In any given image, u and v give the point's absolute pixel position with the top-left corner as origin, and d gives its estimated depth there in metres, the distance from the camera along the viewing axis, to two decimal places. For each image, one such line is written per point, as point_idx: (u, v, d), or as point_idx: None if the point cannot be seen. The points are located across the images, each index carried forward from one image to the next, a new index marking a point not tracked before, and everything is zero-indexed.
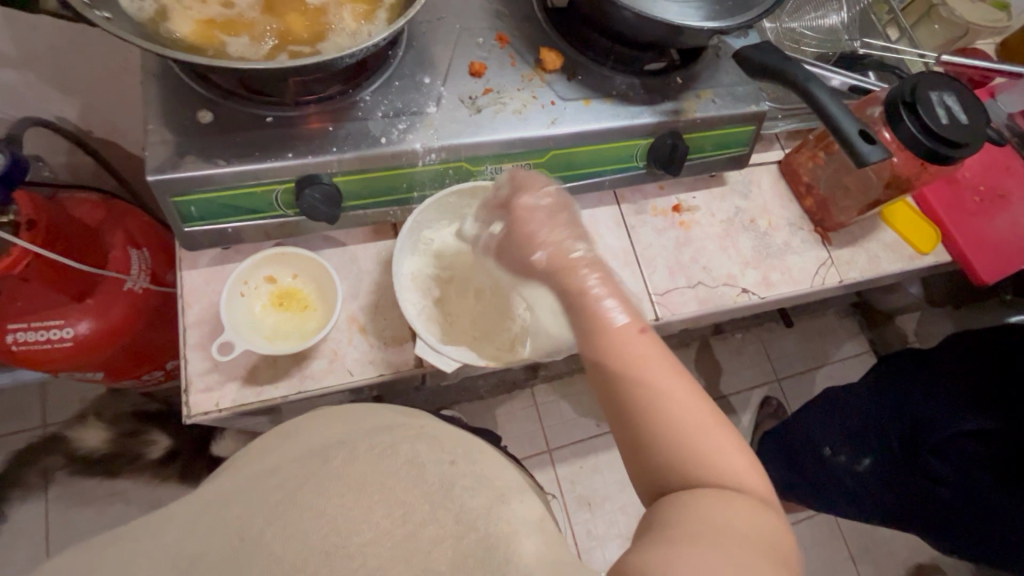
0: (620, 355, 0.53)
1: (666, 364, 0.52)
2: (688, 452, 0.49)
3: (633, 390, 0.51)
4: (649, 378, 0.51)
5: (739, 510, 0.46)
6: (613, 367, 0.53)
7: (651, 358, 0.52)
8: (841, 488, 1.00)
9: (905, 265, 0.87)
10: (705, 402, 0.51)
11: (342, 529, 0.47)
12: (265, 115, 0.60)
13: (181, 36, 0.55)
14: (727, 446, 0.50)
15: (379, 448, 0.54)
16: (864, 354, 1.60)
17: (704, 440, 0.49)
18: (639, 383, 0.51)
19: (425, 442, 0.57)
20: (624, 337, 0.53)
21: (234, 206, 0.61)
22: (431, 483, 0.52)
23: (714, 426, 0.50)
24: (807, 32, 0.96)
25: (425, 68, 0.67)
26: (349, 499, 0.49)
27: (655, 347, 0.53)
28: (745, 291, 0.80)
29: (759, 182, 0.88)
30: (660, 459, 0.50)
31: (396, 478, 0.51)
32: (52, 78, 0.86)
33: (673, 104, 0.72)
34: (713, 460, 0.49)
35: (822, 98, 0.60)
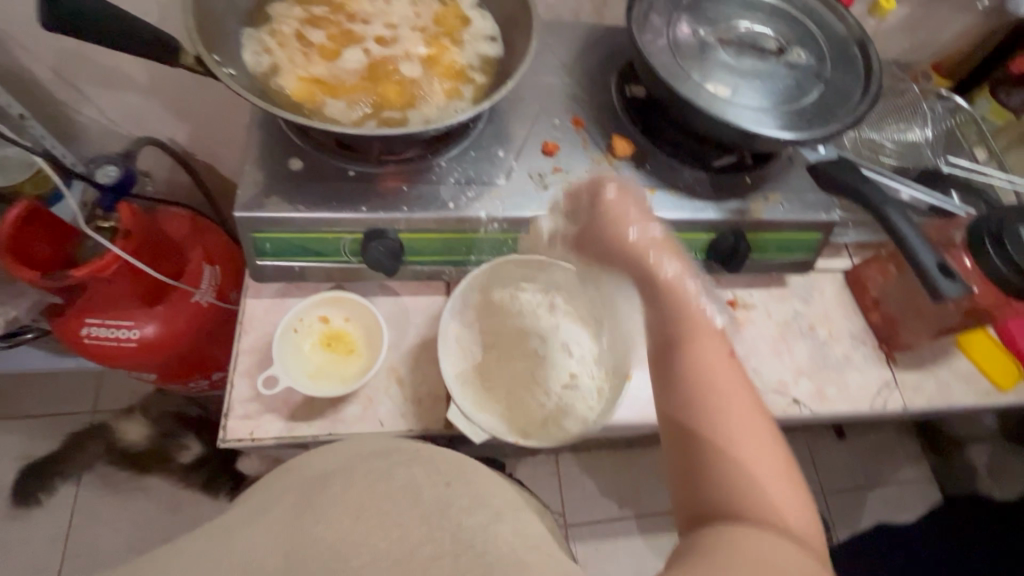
0: (702, 369, 0.50)
1: (747, 390, 0.49)
2: (743, 476, 0.45)
3: (708, 399, 0.48)
4: (725, 398, 0.48)
5: (793, 557, 0.41)
6: (689, 375, 0.50)
7: (734, 381, 0.50)
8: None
9: (979, 399, 0.80)
10: (776, 443, 0.48)
11: (336, 555, 0.46)
12: (348, 169, 0.65)
13: (288, 93, 0.60)
14: (789, 493, 0.45)
15: (374, 473, 0.54)
16: (927, 482, 1.45)
17: (766, 478, 0.45)
18: (712, 396, 0.48)
19: (421, 465, 0.56)
20: (713, 354, 0.51)
21: (304, 247, 0.64)
22: (426, 504, 0.51)
23: (779, 467, 0.46)
24: (887, 143, 0.94)
25: (501, 142, 0.70)
26: (344, 525, 0.48)
27: (739, 373, 0.50)
28: (796, 402, 0.76)
29: (822, 289, 0.84)
30: (710, 475, 0.46)
31: (389, 502, 0.50)
32: (172, 106, 0.96)
33: (739, 203, 0.72)
34: (771, 499, 0.44)
35: (898, 224, 0.58)
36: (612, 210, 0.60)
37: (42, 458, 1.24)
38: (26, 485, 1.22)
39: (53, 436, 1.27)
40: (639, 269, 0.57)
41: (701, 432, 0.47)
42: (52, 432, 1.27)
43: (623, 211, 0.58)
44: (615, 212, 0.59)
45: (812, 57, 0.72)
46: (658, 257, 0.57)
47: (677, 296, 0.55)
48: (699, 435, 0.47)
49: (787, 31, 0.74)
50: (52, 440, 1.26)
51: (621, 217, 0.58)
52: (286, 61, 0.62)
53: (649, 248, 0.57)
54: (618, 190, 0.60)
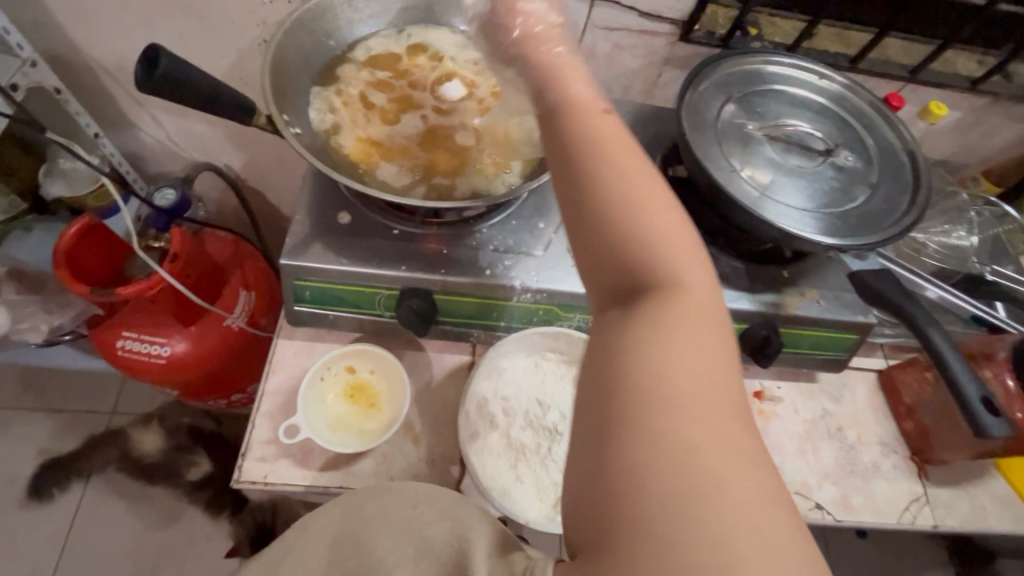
0: (586, 148, 0.42)
1: (625, 146, 0.42)
2: (638, 256, 0.39)
3: (603, 185, 0.40)
4: (603, 170, 0.41)
5: (693, 329, 0.38)
6: (567, 161, 0.43)
7: (620, 149, 0.42)
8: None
9: (1017, 527, 0.75)
10: (675, 207, 0.41)
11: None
12: (393, 227, 0.67)
13: (346, 151, 0.63)
14: (687, 247, 0.40)
15: (346, 502, 0.56)
16: None
17: (669, 250, 0.39)
18: (592, 178, 0.41)
19: (391, 493, 0.56)
20: (599, 125, 0.43)
21: (340, 297, 0.66)
22: (395, 525, 0.54)
23: (680, 232, 0.40)
24: (930, 244, 0.93)
25: (542, 213, 0.72)
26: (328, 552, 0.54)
27: (621, 134, 0.43)
28: (819, 507, 0.73)
29: (853, 388, 0.82)
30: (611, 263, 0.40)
31: (365, 529, 0.54)
32: (234, 136, 1.02)
33: (773, 297, 0.71)
34: (679, 274, 0.39)
35: (943, 345, 0.57)
36: (517, 17, 0.51)
37: (58, 455, 1.27)
38: (39, 481, 1.24)
39: (72, 434, 1.30)
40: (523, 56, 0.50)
41: (597, 226, 0.40)
42: (73, 431, 1.30)
43: (529, 21, 0.50)
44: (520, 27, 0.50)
45: (858, 160, 0.72)
46: (541, 45, 0.49)
47: (552, 61, 0.48)
48: (589, 230, 0.41)
49: (835, 132, 0.74)
50: (70, 438, 1.29)
51: (544, 41, 0.49)
52: (349, 120, 0.66)
53: (524, 41, 0.49)
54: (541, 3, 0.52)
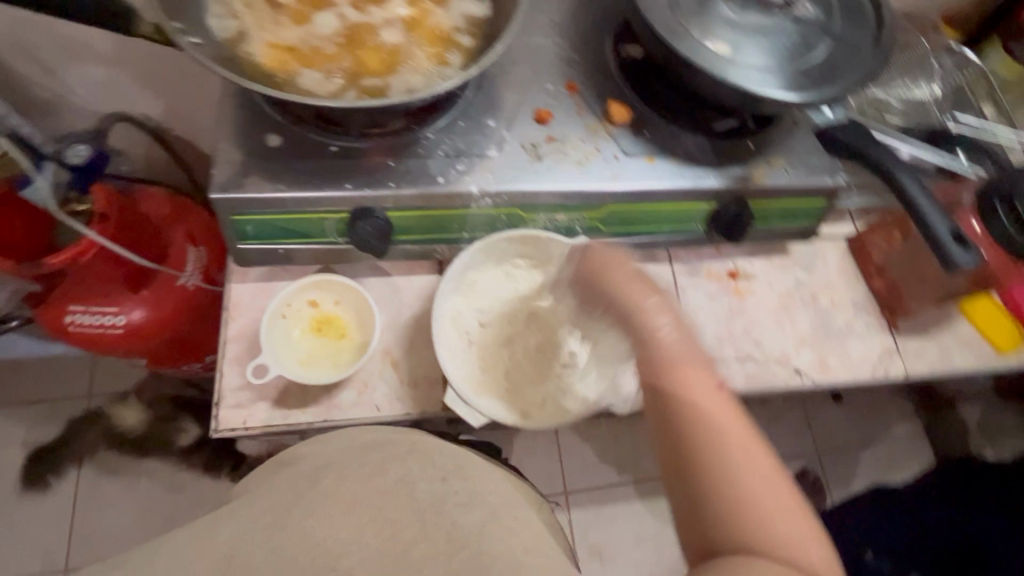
0: (685, 397, 0.48)
1: (743, 424, 0.47)
2: (745, 507, 0.43)
3: (704, 431, 0.46)
4: (715, 426, 0.46)
5: None
6: (674, 402, 0.49)
7: (726, 412, 0.47)
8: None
9: (981, 364, 0.79)
10: (773, 460, 0.46)
11: (331, 549, 0.49)
12: (329, 143, 0.61)
13: (258, 61, 0.56)
14: (803, 527, 0.43)
15: (367, 466, 0.56)
16: (919, 441, 1.48)
17: (763, 486, 0.44)
18: (702, 418, 0.47)
19: (416, 460, 0.58)
20: (697, 384, 0.49)
21: (287, 229, 0.61)
22: (421, 501, 0.54)
23: (782, 489, 0.44)
24: (893, 101, 0.90)
25: (491, 111, 0.66)
26: (338, 520, 0.52)
27: (725, 396, 0.49)
28: (798, 372, 0.75)
29: (825, 256, 0.82)
30: (717, 495, 0.44)
31: (385, 499, 0.54)
32: (142, 78, 0.91)
33: (741, 170, 0.69)
34: (789, 541, 0.42)
35: (912, 190, 0.56)
36: (603, 275, 0.57)
37: (40, 445, 1.24)
38: (27, 472, 1.22)
39: (48, 421, 1.26)
40: (623, 315, 0.56)
41: (695, 464, 0.45)
42: (50, 418, 1.26)
43: (613, 270, 0.57)
44: (602, 275, 0.57)
45: (818, 9, 0.67)
46: (643, 297, 0.55)
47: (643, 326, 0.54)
48: (688, 462, 0.46)
49: None
50: (49, 426, 1.25)
51: (608, 271, 0.57)
52: (256, 25, 0.57)
53: (625, 299, 0.55)
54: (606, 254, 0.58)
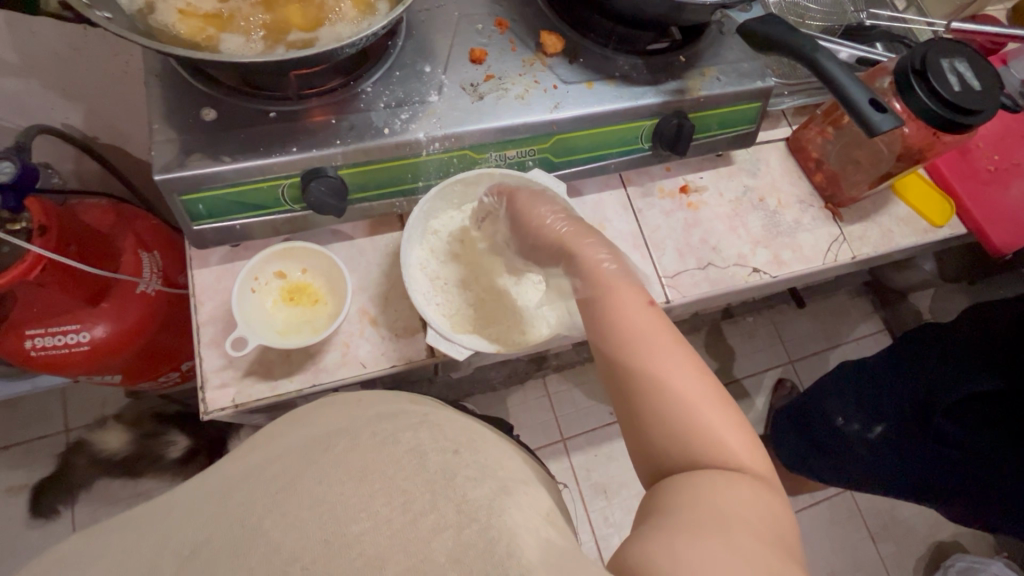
0: (621, 324, 0.54)
1: (671, 341, 0.52)
2: (684, 426, 0.49)
3: (637, 358, 0.52)
4: (648, 353, 0.51)
5: (740, 490, 0.45)
6: (613, 338, 0.54)
7: (660, 335, 0.53)
8: (844, 454, 1.01)
9: (919, 238, 0.86)
10: (699, 367, 0.51)
11: (342, 515, 0.44)
12: (268, 111, 0.60)
13: (173, 28, 0.53)
14: (731, 425, 0.49)
15: (380, 437, 0.52)
16: (879, 332, 1.59)
17: (707, 407, 0.49)
18: (636, 348, 0.52)
19: (428, 431, 0.55)
20: (631, 309, 0.54)
21: (240, 202, 0.61)
22: (433, 471, 0.49)
23: (706, 400, 0.50)
24: (811, 5, 0.94)
25: (426, 58, 0.66)
26: (350, 488, 0.46)
27: (657, 319, 0.54)
28: (756, 271, 0.79)
29: (767, 160, 0.86)
30: (661, 425, 0.49)
31: (398, 467, 0.48)
32: (56, 84, 0.86)
33: (678, 83, 0.71)
34: (715, 443, 0.48)
35: (830, 69, 0.59)
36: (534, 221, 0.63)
37: (27, 488, 1.20)
38: (19, 518, 1.18)
39: (31, 463, 1.22)
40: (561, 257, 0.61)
41: (628, 389, 0.52)
42: (30, 458, 1.22)
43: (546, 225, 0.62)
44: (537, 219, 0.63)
45: None
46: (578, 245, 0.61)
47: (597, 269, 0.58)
48: (631, 399, 0.51)
49: None
50: (32, 465, 1.22)
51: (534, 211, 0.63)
52: None
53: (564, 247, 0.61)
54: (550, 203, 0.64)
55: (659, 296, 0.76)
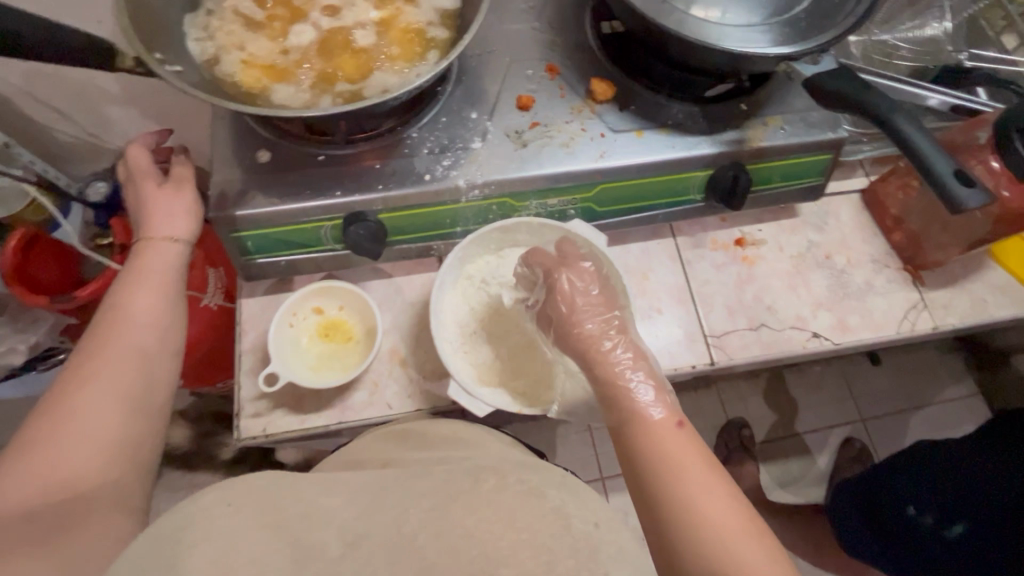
0: (649, 446, 0.51)
1: (704, 464, 0.49)
2: (720, 557, 0.44)
3: (666, 482, 0.48)
4: (677, 477, 0.48)
5: None
6: (645, 457, 0.50)
7: (691, 453, 0.50)
8: (926, 558, 0.89)
9: (1019, 311, 0.75)
10: (733, 495, 0.48)
11: (483, 558, 0.39)
12: (317, 154, 0.63)
13: (237, 80, 0.57)
14: (773, 561, 0.45)
15: (529, 484, 0.45)
16: (971, 397, 1.41)
17: (746, 541, 0.45)
18: (665, 469, 0.49)
19: (578, 492, 0.47)
20: (660, 432, 0.51)
21: (287, 240, 0.63)
22: (580, 541, 0.42)
23: (746, 530, 0.46)
24: (901, 44, 0.85)
25: (473, 103, 0.67)
26: (497, 528, 0.41)
27: (690, 440, 0.51)
28: (816, 336, 0.72)
29: (837, 213, 0.79)
30: (694, 556, 0.45)
31: (546, 522, 0.42)
32: (150, 112, 0.94)
33: (736, 133, 0.66)
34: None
35: (907, 133, 0.53)
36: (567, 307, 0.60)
37: None
38: None
39: None
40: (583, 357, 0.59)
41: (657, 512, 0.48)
42: None
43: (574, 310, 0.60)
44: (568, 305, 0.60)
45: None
46: (597, 343, 0.59)
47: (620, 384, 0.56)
48: (660, 523, 0.47)
49: None
50: None
51: (563, 300, 0.60)
52: (231, 45, 0.59)
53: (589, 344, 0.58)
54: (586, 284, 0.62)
55: (703, 356, 0.71)
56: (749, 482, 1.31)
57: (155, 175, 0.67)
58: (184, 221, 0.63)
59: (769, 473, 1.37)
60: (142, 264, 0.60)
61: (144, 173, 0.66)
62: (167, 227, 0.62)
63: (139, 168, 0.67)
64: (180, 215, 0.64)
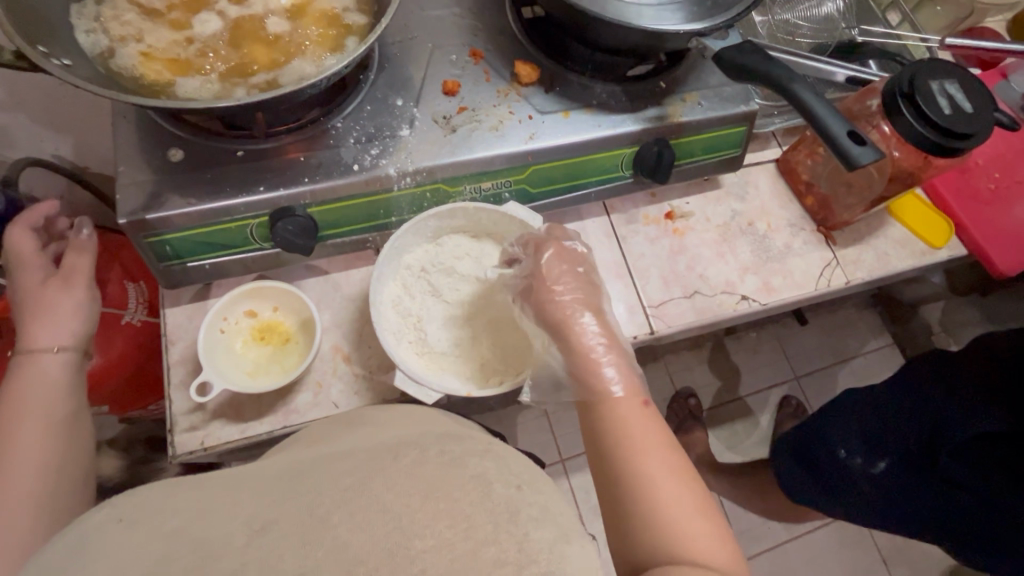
0: (616, 424, 0.53)
1: (662, 443, 0.52)
2: (669, 527, 0.47)
3: (629, 457, 0.51)
4: (639, 453, 0.51)
5: None
6: (611, 434, 0.53)
7: (648, 431, 0.53)
8: (853, 489, 0.98)
9: (917, 261, 0.82)
10: (687, 474, 0.51)
11: (402, 527, 0.37)
12: (236, 149, 0.60)
13: (138, 74, 0.53)
14: (717, 532, 0.48)
15: (449, 457, 0.44)
16: (888, 347, 1.54)
17: (694, 516, 0.48)
18: (628, 446, 0.51)
19: (494, 461, 0.46)
20: (626, 411, 0.54)
21: (209, 242, 0.60)
22: (497, 503, 0.40)
23: (695, 504, 0.49)
24: (801, 22, 0.92)
25: (398, 91, 0.65)
26: (417, 499, 0.39)
27: (652, 419, 0.54)
28: (745, 298, 0.77)
29: (756, 184, 0.84)
30: (646, 526, 0.48)
31: (464, 489, 0.41)
32: (42, 117, 0.86)
33: (657, 110, 0.69)
34: (700, 550, 0.46)
35: (806, 99, 0.58)
36: (536, 287, 0.61)
37: None
38: None
39: None
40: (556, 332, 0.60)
41: (617, 484, 0.50)
42: None
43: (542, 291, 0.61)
44: (546, 274, 0.61)
45: None
46: (571, 315, 0.60)
47: (592, 361, 0.58)
48: (618, 494, 0.50)
49: None
50: None
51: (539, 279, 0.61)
52: (127, 36, 0.55)
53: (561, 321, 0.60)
54: (554, 250, 0.63)
55: (643, 327, 0.74)
56: (700, 447, 1.38)
57: (45, 269, 0.68)
58: (68, 329, 0.64)
59: (717, 437, 1.45)
60: (22, 382, 0.60)
61: (33, 270, 0.67)
62: (49, 336, 0.63)
63: (31, 267, 0.67)
64: (65, 319, 0.64)
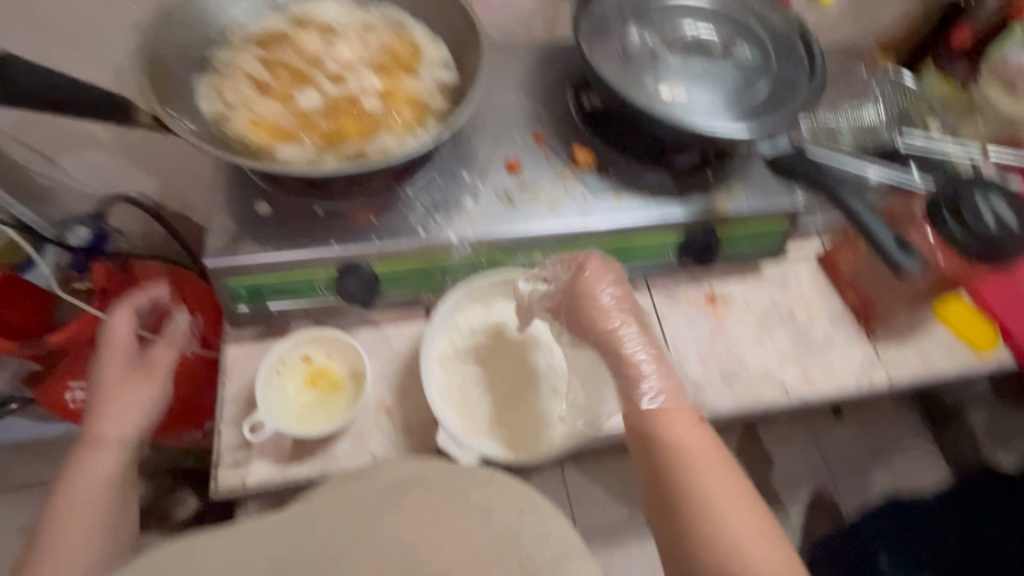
0: (672, 440, 0.57)
1: (716, 456, 0.55)
2: (729, 534, 0.51)
3: (688, 470, 0.54)
4: (696, 468, 0.54)
5: None
6: (666, 448, 0.56)
7: (702, 446, 0.56)
8: None
9: (963, 366, 0.81)
10: (740, 485, 0.54)
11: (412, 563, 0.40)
12: (315, 207, 0.65)
13: (246, 138, 0.61)
14: (770, 541, 0.51)
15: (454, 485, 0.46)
16: (929, 451, 1.47)
17: (751, 525, 0.51)
18: (685, 459, 0.55)
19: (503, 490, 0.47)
20: (680, 427, 0.57)
21: (279, 288, 0.65)
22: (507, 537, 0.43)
23: (751, 513, 0.52)
24: (843, 125, 0.96)
25: (466, 165, 0.71)
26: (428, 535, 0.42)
27: (704, 434, 0.57)
28: (784, 388, 0.77)
29: (797, 274, 0.86)
30: (706, 534, 0.51)
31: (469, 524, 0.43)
32: (139, 160, 0.95)
33: (705, 199, 0.73)
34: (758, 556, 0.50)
35: (854, 207, 0.61)
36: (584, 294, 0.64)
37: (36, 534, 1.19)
38: None
39: None
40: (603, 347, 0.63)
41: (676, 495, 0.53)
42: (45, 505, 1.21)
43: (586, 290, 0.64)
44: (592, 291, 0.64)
45: (755, 51, 0.75)
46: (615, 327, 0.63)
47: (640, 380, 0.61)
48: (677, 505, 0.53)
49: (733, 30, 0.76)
50: None
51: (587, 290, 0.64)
52: (239, 104, 0.63)
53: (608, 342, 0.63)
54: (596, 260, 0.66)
55: None
56: None
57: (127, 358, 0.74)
58: (133, 415, 0.71)
59: None
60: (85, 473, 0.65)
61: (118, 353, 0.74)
62: (116, 429, 0.69)
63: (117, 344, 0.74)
64: (130, 413, 0.71)
